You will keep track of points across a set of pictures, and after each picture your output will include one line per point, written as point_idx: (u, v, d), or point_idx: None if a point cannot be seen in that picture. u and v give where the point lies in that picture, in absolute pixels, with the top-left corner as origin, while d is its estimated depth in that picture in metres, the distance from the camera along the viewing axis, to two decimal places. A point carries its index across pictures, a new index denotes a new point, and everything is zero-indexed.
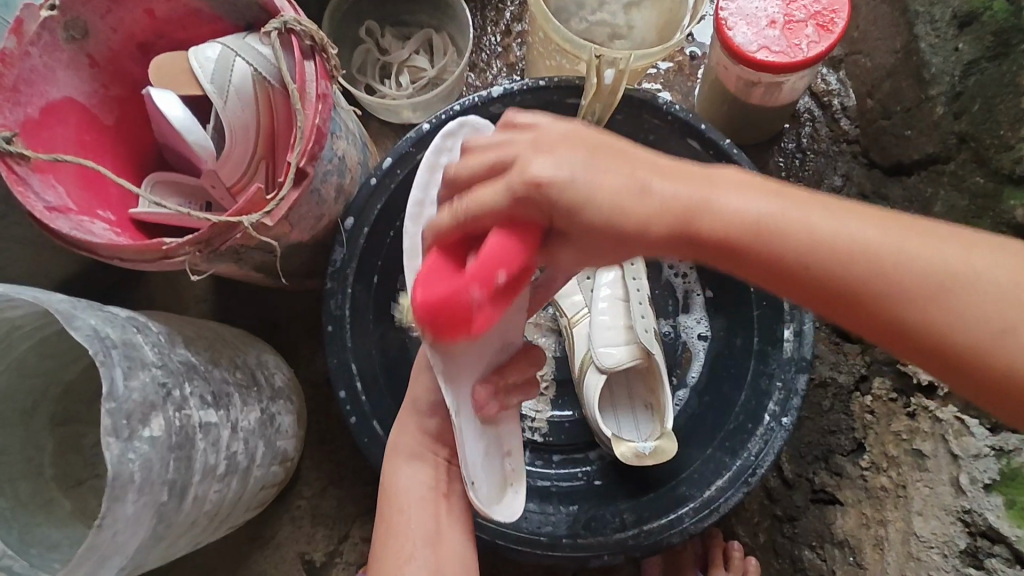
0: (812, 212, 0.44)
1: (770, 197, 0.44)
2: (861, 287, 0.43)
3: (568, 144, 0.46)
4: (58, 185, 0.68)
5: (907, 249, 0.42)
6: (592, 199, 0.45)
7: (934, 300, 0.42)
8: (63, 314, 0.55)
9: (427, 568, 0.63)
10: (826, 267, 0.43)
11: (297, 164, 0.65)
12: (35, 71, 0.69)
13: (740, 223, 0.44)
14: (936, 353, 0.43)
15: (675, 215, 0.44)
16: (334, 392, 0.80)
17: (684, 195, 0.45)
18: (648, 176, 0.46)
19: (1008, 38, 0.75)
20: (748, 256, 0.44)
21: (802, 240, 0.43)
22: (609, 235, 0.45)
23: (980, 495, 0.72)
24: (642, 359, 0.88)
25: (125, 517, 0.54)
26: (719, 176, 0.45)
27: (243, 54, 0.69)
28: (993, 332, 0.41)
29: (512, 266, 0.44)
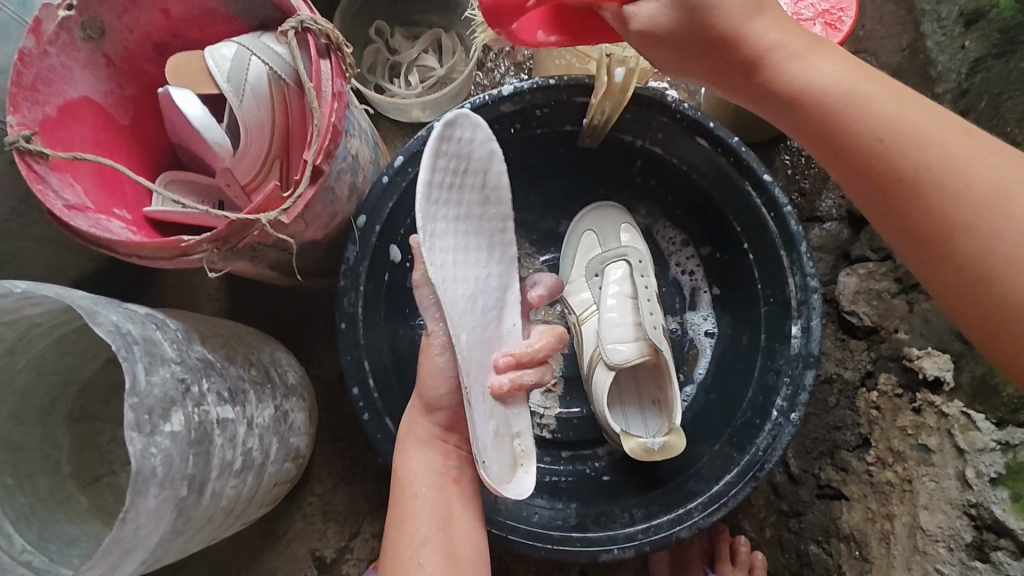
0: (877, 90, 0.55)
1: (850, 72, 0.56)
2: (886, 152, 0.54)
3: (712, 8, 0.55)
4: (75, 184, 0.68)
5: (949, 145, 0.52)
6: (726, 31, 0.56)
7: (936, 191, 0.52)
8: (86, 310, 0.56)
9: (441, 552, 0.63)
10: (861, 135, 0.54)
11: (313, 162, 0.66)
12: (53, 71, 0.70)
13: (817, 85, 0.55)
14: (944, 262, 0.52)
15: (756, 53, 0.56)
16: (347, 389, 0.81)
17: (795, 66, 0.56)
18: (772, 28, 0.56)
19: (1014, 36, 0.77)
20: (806, 114, 0.56)
21: (870, 109, 0.54)
22: (714, 59, 0.58)
23: (986, 488, 0.73)
24: (651, 355, 0.88)
25: (148, 510, 0.55)
26: (829, 50, 0.57)
27: (259, 53, 0.70)
28: (1006, 266, 0.50)
29: (580, 6, 0.58)
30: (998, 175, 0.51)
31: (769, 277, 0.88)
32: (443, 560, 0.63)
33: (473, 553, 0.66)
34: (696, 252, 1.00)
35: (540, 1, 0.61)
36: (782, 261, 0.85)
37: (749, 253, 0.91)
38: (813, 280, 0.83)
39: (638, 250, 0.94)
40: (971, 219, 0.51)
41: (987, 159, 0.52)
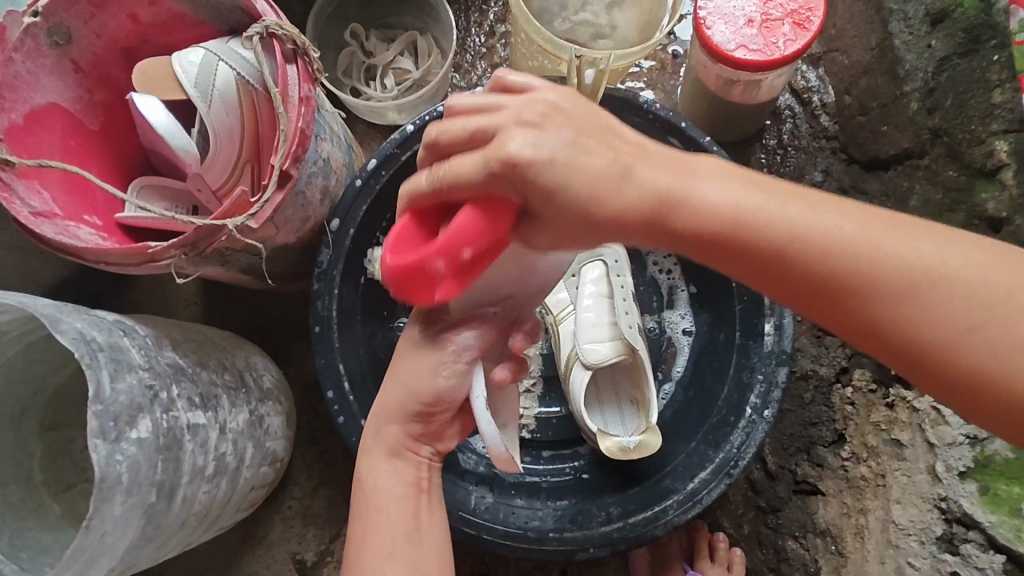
0: (789, 207, 0.45)
1: (737, 184, 0.46)
2: (839, 280, 0.44)
3: (556, 114, 0.46)
4: (43, 191, 0.68)
5: (885, 250, 0.44)
6: (566, 183, 0.45)
7: (899, 310, 0.44)
8: (49, 318, 0.56)
9: (407, 566, 0.63)
10: (802, 263, 0.44)
11: (280, 167, 0.66)
12: (18, 77, 0.69)
13: (727, 210, 0.45)
14: (897, 349, 0.45)
15: (652, 198, 0.45)
16: (322, 392, 0.81)
17: (664, 183, 0.46)
18: (634, 160, 0.46)
19: (978, 35, 0.77)
20: (725, 250, 0.45)
21: (785, 229, 0.44)
22: (584, 222, 0.46)
23: (955, 482, 0.73)
24: (627, 355, 0.89)
25: (113, 518, 0.55)
26: (706, 167, 0.46)
27: (226, 58, 0.70)
28: (961, 330, 0.43)
29: (477, 244, 0.47)
30: (946, 250, 0.44)
31: None
32: (409, 573, 0.63)
33: (439, 564, 0.66)
34: (673, 251, 1.01)
35: (448, 258, 0.48)
36: None
37: None
38: None
39: (614, 251, 0.95)
40: (947, 333, 0.43)
41: (925, 240, 0.44)
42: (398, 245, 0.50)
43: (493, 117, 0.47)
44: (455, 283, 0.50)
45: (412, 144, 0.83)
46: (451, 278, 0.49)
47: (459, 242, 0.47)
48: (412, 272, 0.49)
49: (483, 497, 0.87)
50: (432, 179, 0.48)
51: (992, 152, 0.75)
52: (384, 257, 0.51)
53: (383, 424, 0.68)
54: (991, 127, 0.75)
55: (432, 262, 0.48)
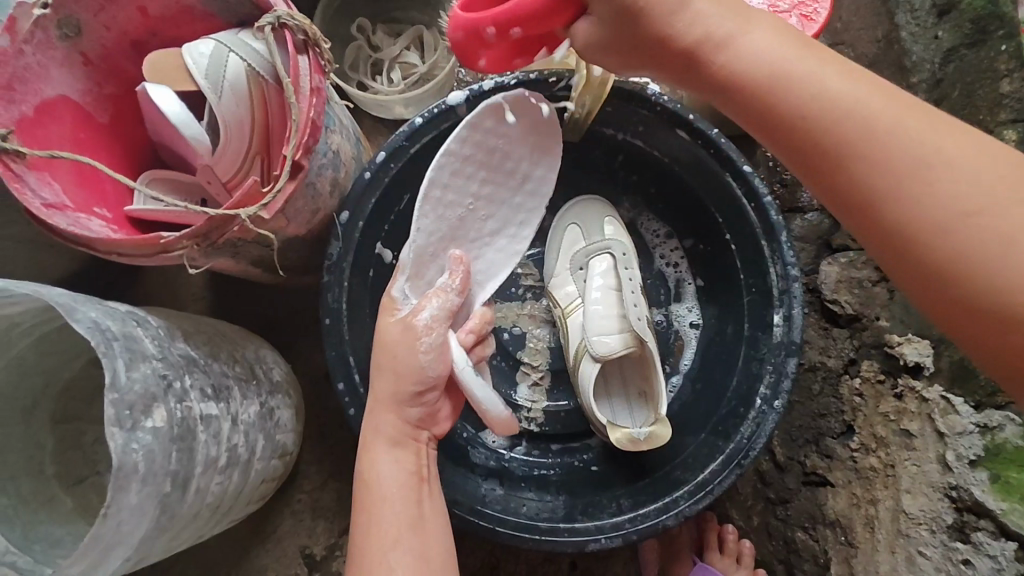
0: (810, 66, 0.54)
1: (784, 41, 0.56)
2: (837, 142, 0.53)
3: (733, 8, 0.56)
4: (54, 183, 0.68)
5: (867, 106, 0.52)
6: (680, 21, 0.56)
7: (898, 213, 0.51)
8: (64, 307, 0.55)
9: (412, 553, 0.63)
10: (812, 123, 0.54)
11: (292, 157, 0.66)
12: (29, 69, 0.69)
13: (667, 29, 0.56)
14: (898, 241, 0.52)
15: (700, 46, 0.56)
16: (333, 384, 0.81)
17: (719, 32, 0.56)
18: (749, 28, 0.56)
19: (985, 25, 0.79)
20: (758, 95, 0.55)
21: (817, 84, 0.54)
22: (655, 42, 0.57)
23: (966, 470, 0.74)
24: (636, 347, 0.88)
25: (130, 506, 0.55)
26: (758, 19, 0.56)
27: (237, 49, 0.70)
28: (958, 217, 0.49)
29: (528, 25, 0.56)
30: (949, 145, 0.51)
31: (751, 266, 0.89)
32: (415, 561, 0.63)
33: (443, 553, 0.66)
34: (680, 245, 1.01)
35: (501, 27, 0.56)
36: (763, 249, 0.86)
37: (731, 244, 0.92)
38: (794, 269, 0.84)
39: (621, 243, 0.95)
40: (924, 227, 0.50)
41: (939, 128, 0.51)
42: (466, 5, 0.60)
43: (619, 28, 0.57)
44: (507, 56, 0.60)
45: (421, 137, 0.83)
46: (501, 46, 0.58)
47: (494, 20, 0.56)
48: (465, 38, 0.58)
49: (493, 490, 0.88)
50: None
51: None
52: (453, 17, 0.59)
53: (394, 413, 0.68)
54: (1001, 116, 0.75)
55: (485, 28, 0.56)
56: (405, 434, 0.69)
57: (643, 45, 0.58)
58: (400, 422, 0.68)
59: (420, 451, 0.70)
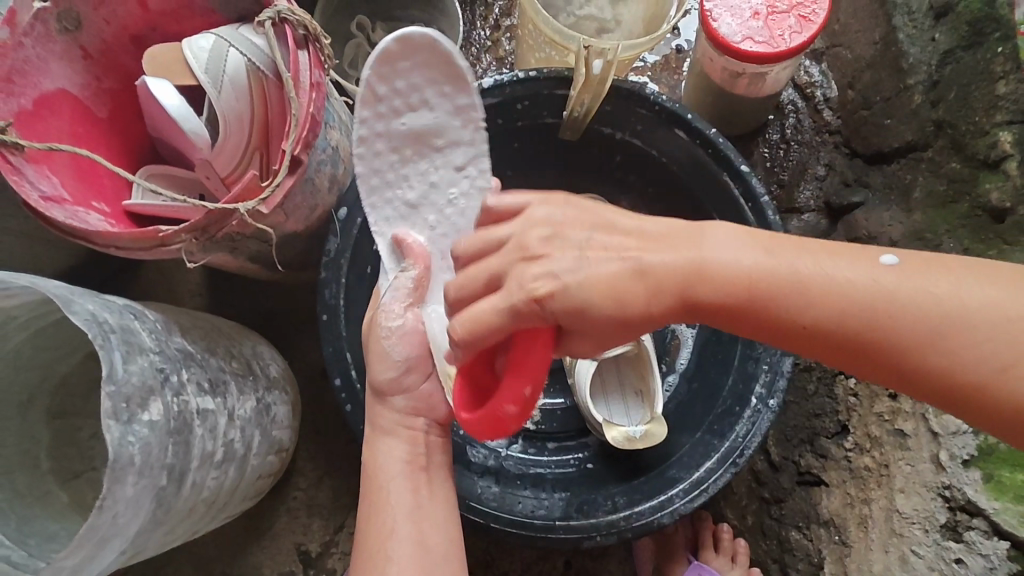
0: (800, 260, 0.51)
1: (758, 250, 0.52)
2: (851, 327, 0.50)
3: (666, 239, 0.55)
4: (52, 176, 0.68)
5: (864, 287, 0.50)
6: (591, 293, 0.53)
7: (927, 351, 0.48)
8: (63, 299, 0.55)
9: (410, 541, 0.63)
10: (824, 322, 0.50)
11: (291, 152, 0.66)
12: (28, 63, 0.69)
13: (599, 293, 0.52)
14: (928, 381, 0.49)
15: (679, 275, 0.53)
16: (330, 380, 0.81)
17: (623, 266, 0.53)
18: (653, 248, 0.54)
19: (982, 28, 0.78)
20: (764, 312, 0.51)
21: (803, 298, 0.50)
22: (614, 310, 0.53)
23: (959, 470, 0.74)
24: (632, 346, 0.89)
25: (126, 498, 0.55)
26: (715, 229, 0.54)
27: (237, 44, 0.70)
28: (992, 370, 0.47)
29: (537, 382, 0.54)
30: (929, 282, 0.49)
31: None
32: (414, 549, 0.63)
33: (442, 541, 0.65)
34: None
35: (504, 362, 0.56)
36: None
37: None
38: None
39: None
40: (973, 375, 0.47)
41: (908, 264, 0.50)
42: (468, 378, 0.58)
43: (499, 255, 0.55)
44: (520, 415, 0.54)
45: None
46: (519, 413, 0.54)
47: (511, 398, 0.53)
48: (490, 421, 0.55)
49: (489, 487, 0.87)
50: (451, 289, 0.56)
51: (996, 142, 0.76)
52: (459, 411, 0.58)
53: (388, 407, 0.69)
54: (995, 118, 0.76)
55: (501, 408, 0.54)
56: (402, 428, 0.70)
57: (601, 317, 0.53)
58: (391, 412, 0.69)
59: (415, 441, 0.69)
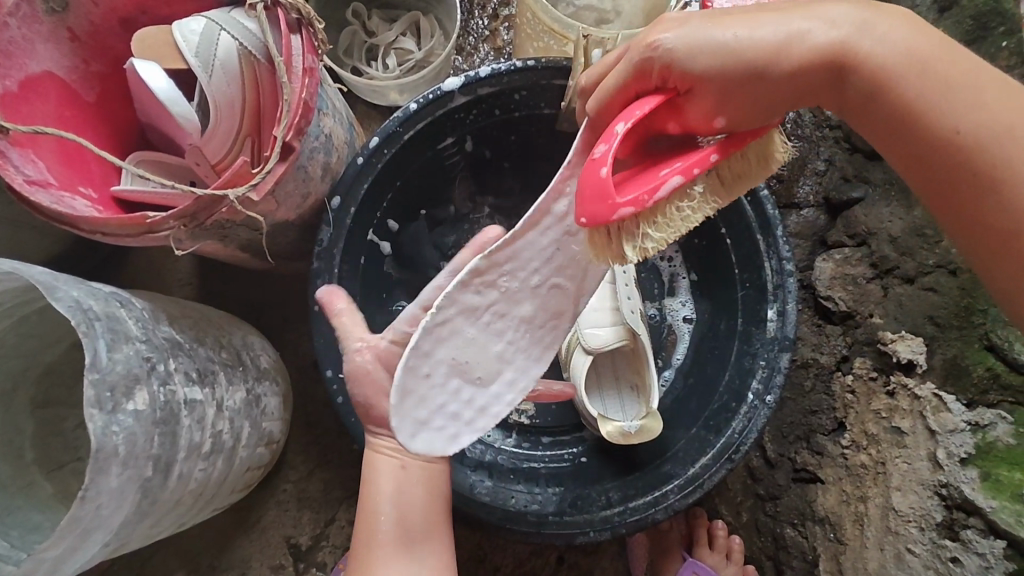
0: (897, 38, 0.50)
1: (915, 36, 0.50)
2: (941, 146, 0.50)
3: (832, 9, 0.51)
4: (37, 160, 0.66)
5: (937, 62, 0.50)
6: (736, 52, 0.49)
7: (952, 111, 0.49)
8: (46, 286, 0.54)
9: (395, 532, 0.68)
10: (893, 80, 0.50)
11: (283, 138, 0.64)
12: (13, 43, 0.68)
13: (733, 48, 0.49)
14: (949, 167, 0.50)
15: (814, 53, 0.50)
16: (321, 371, 0.79)
17: (780, 37, 0.50)
18: (830, 26, 0.50)
19: (986, 21, 0.78)
20: (844, 79, 0.51)
21: (871, 36, 0.50)
22: (739, 78, 0.49)
23: (956, 468, 0.73)
24: (628, 340, 0.89)
25: (109, 489, 0.54)
26: (876, 9, 0.51)
27: (228, 28, 0.69)
28: (1021, 158, 0.48)
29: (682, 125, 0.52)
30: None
31: (747, 262, 0.88)
32: (398, 538, 0.68)
33: (424, 524, 0.70)
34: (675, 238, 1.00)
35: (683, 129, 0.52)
36: (759, 246, 0.85)
37: (728, 238, 0.90)
38: (789, 264, 0.84)
39: None
40: (951, 116, 0.49)
41: None
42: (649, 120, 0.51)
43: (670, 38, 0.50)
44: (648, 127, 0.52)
45: (416, 123, 0.83)
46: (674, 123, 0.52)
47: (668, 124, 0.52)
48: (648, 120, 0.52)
49: (482, 481, 0.86)
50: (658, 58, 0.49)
51: None
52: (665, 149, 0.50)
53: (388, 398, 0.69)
54: None
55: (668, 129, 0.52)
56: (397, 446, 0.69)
57: (732, 84, 0.49)
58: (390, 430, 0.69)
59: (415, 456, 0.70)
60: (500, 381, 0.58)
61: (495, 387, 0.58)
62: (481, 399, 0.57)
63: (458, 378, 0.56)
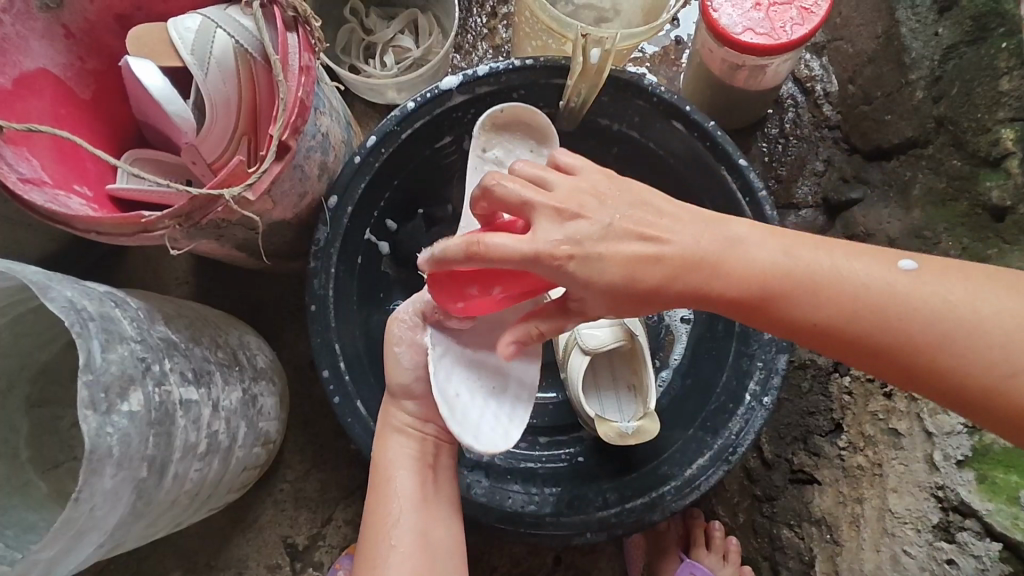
0: (786, 258, 0.55)
1: (784, 252, 0.56)
2: (852, 331, 0.54)
3: (712, 221, 0.57)
4: (32, 158, 0.66)
5: (853, 286, 0.54)
6: (615, 264, 0.54)
7: (883, 317, 0.53)
8: (38, 285, 0.54)
9: (413, 533, 0.65)
10: (808, 308, 0.55)
11: (279, 137, 0.64)
12: (7, 40, 0.68)
13: (626, 267, 0.54)
14: (907, 372, 0.55)
15: (694, 272, 0.55)
16: (318, 371, 0.79)
17: (645, 249, 0.54)
18: (744, 240, 0.56)
19: (986, 23, 0.77)
20: (754, 301, 0.55)
21: (742, 263, 0.55)
22: (637, 296, 0.55)
23: (952, 471, 0.73)
24: (626, 341, 0.88)
25: (104, 491, 0.53)
26: (734, 225, 0.57)
27: (224, 25, 0.68)
28: (1004, 364, 0.51)
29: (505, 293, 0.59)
30: (966, 294, 0.53)
31: None
32: (417, 540, 0.64)
33: (442, 534, 0.66)
34: None
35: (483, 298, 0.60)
36: None
37: None
38: None
39: None
40: (914, 335, 0.53)
41: (958, 296, 0.53)
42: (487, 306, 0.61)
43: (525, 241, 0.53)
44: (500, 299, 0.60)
45: (413, 122, 0.82)
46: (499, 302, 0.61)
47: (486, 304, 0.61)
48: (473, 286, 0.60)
49: (479, 481, 0.86)
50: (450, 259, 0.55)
51: (998, 140, 0.74)
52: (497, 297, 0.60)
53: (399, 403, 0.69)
54: (998, 115, 0.75)
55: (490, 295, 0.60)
56: (415, 426, 0.69)
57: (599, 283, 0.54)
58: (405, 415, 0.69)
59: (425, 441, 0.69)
60: (511, 385, 0.66)
61: (508, 391, 0.66)
62: (506, 401, 0.66)
63: (481, 393, 0.65)
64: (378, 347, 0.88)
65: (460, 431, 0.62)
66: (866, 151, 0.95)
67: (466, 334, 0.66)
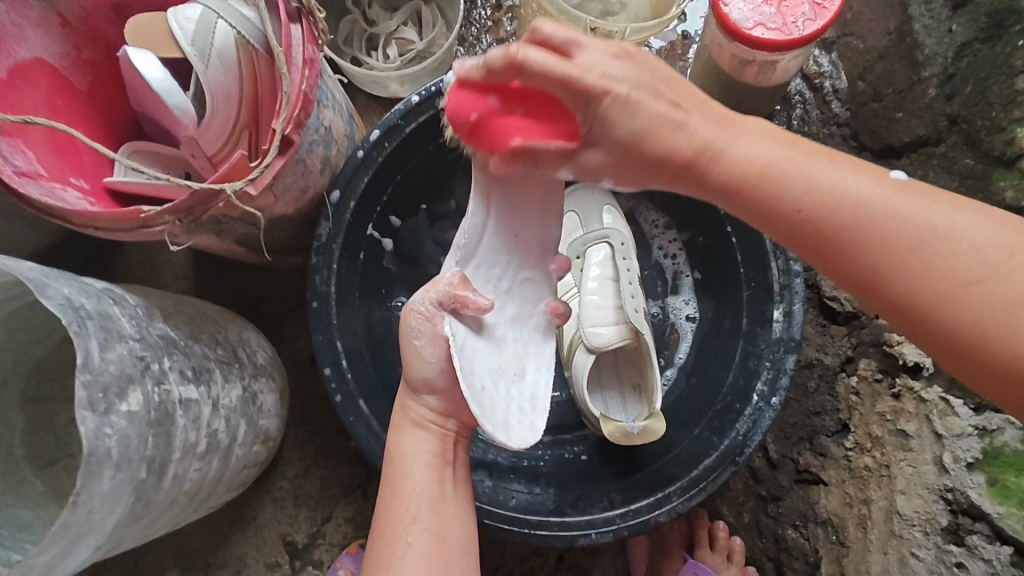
0: (787, 152, 0.47)
1: (780, 143, 0.48)
2: (869, 254, 0.47)
3: (726, 123, 0.48)
4: (27, 150, 0.64)
5: (849, 190, 0.47)
6: (631, 117, 0.46)
7: (853, 241, 0.47)
8: (35, 282, 0.52)
9: (431, 533, 0.63)
10: (795, 201, 0.47)
11: (282, 131, 0.62)
12: (2, 28, 0.66)
13: (647, 123, 0.47)
14: (901, 301, 0.47)
15: (698, 144, 0.47)
16: (319, 369, 0.78)
17: (671, 111, 0.47)
18: (745, 136, 0.47)
19: (1001, 19, 0.76)
20: (738, 199, 0.48)
21: (739, 142, 0.47)
22: (638, 148, 0.48)
23: (962, 473, 0.73)
24: (631, 339, 0.86)
25: (102, 493, 0.52)
26: (749, 124, 0.49)
27: (226, 16, 0.66)
28: (959, 282, 0.46)
29: (529, 138, 0.50)
30: (970, 221, 0.47)
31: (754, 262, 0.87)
32: (432, 540, 0.63)
33: (460, 537, 0.65)
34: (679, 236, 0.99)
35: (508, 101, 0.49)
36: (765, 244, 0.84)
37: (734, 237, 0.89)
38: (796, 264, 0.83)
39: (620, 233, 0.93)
40: (868, 270, 0.47)
41: (965, 225, 0.46)
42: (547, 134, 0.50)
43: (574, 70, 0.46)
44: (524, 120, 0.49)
45: (418, 116, 0.81)
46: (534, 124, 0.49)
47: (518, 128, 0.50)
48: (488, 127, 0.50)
49: (482, 481, 0.85)
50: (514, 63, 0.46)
51: (1013, 139, 0.73)
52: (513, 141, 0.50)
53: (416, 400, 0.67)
54: (1013, 113, 0.74)
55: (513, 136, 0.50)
56: (435, 421, 0.67)
57: (631, 152, 0.48)
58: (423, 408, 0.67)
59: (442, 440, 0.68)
60: (528, 370, 0.65)
61: (529, 377, 0.65)
62: (527, 388, 0.64)
63: (504, 381, 0.63)
64: (380, 344, 0.86)
65: (493, 427, 0.59)
66: (876, 149, 0.94)
67: (479, 325, 0.64)
